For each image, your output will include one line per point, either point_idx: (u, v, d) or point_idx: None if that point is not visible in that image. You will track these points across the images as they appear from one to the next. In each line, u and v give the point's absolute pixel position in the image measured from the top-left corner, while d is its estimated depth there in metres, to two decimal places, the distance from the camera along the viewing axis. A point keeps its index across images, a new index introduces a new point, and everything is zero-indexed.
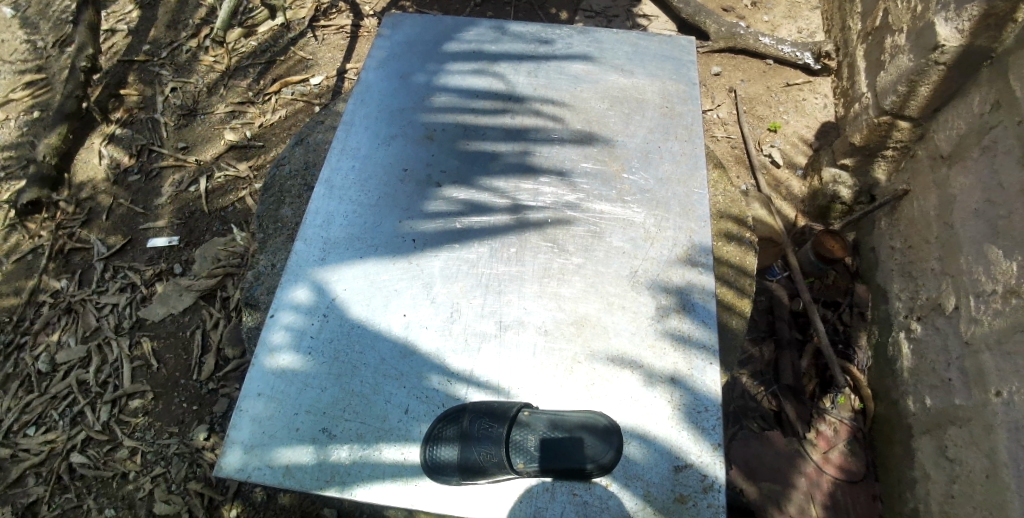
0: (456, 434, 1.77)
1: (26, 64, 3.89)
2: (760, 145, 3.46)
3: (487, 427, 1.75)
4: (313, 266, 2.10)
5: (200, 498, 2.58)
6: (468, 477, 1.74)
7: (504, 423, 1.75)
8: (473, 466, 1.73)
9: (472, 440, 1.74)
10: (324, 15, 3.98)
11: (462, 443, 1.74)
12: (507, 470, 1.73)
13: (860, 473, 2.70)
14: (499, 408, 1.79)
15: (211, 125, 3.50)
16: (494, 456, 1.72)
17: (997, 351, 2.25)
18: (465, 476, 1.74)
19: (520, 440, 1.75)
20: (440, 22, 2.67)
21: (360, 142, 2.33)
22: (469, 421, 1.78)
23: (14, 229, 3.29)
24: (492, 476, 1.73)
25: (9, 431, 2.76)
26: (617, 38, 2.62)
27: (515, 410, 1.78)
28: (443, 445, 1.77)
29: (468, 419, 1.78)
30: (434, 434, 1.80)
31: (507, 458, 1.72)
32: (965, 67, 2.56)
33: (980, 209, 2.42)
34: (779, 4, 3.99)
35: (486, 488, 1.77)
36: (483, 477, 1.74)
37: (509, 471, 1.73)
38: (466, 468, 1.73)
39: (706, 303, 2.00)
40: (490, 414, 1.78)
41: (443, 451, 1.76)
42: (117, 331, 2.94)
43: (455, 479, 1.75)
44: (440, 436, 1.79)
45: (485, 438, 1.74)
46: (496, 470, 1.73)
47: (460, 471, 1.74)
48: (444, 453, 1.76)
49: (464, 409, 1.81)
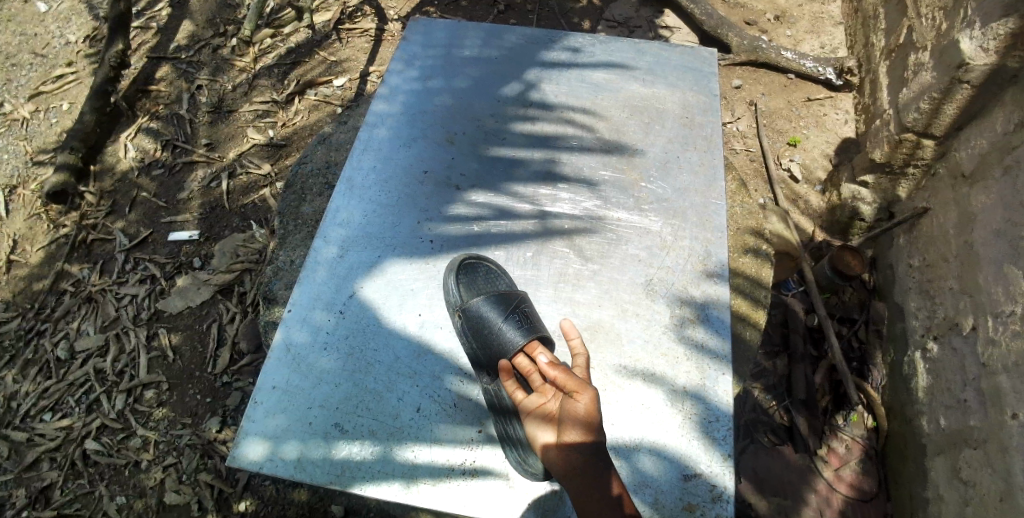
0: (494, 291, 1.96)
1: (59, 58, 3.97)
2: (778, 159, 3.45)
3: (521, 322, 1.85)
4: (332, 263, 2.13)
5: (210, 489, 2.61)
6: (463, 311, 1.91)
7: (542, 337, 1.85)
8: (478, 309, 1.89)
9: (507, 300, 1.90)
10: (349, 18, 4.03)
11: (492, 298, 1.89)
12: (501, 337, 1.83)
13: (872, 491, 2.68)
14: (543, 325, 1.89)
15: (234, 122, 3.55)
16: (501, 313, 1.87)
17: (1015, 373, 2.22)
18: (464, 309, 1.91)
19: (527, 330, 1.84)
20: (464, 26, 2.70)
21: (383, 142, 2.36)
22: (513, 295, 1.91)
23: (39, 218, 3.35)
24: (479, 324, 1.88)
25: (26, 415, 2.81)
26: (638, 47, 2.64)
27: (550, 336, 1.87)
28: (477, 285, 1.98)
29: (514, 300, 1.90)
30: (467, 268, 2.01)
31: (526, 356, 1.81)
32: (991, 85, 2.54)
33: (1001, 229, 2.40)
34: (802, 20, 3.97)
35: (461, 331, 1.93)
36: (474, 316, 1.89)
37: (499, 339, 1.84)
38: (471, 304, 1.91)
39: (720, 313, 2.00)
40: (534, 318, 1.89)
41: (472, 287, 1.98)
42: (135, 322, 2.98)
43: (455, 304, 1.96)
44: (477, 282, 1.98)
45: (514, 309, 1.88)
46: (494, 328, 1.85)
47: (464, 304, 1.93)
48: (471, 291, 1.97)
49: (515, 293, 1.93)
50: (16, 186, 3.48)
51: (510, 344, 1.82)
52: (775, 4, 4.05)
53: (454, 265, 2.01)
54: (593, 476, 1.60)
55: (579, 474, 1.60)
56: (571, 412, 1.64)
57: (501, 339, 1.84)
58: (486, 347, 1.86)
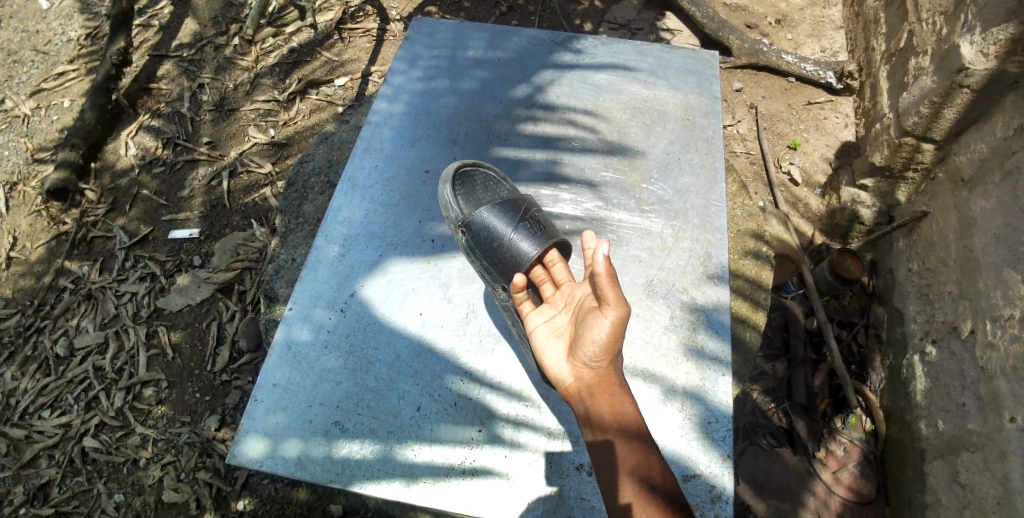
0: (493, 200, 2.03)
1: (60, 56, 3.97)
2: (779, 163, 3.46)
3: (524, 234, 1.93)
4: (333, 261, 2.13)
5: (209, 488, 2.61)
6: (466, 226, 1.97)
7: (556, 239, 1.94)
8: (481, 222, 1.95)
9: (507, 211, 1.97)
10: (351, 18, 4.03)
11: (494, 213, 1.96)
12: (509, 247, 1.92)
13: (870, 495, 2.69)
14: (556, 230, 1.99)
15: (236, 121, 3.56)
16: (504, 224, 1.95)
17: (1013, 377, 2.23)
18: (466, 225, 1.97)
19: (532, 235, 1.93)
20: (466, 26, 2.70)
21: (385, 142, 2.37)
22: (517, 200, 1.99)
23: (40, 216, 3.35)
24: (483, 238, 1.95)
25: (25, 412, 2.81)
26: (640, 48, 2.64)
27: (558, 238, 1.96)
28: (474, 193, 2.03)
29: (515, 210, 1.97)
30: (463, 179, 2.04)
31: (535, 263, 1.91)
32: (991, 90, 2.55)
33: (1000, 234, 2.41)
34: (803, 23, 3.98)
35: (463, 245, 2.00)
36: (478, 229, 1.96)
37: (504, 248, 1.92)
38: (473, 218, 1.96)
39: (720, 314, 2.01)
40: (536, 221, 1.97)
41: (469, 197, 2.02)
42: (134, 319, 2.98)
43: (453, 220, 2.00)
44: (474, 190, 2.03)
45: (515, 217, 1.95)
46: (499, 239, 1.93)
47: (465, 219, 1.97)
48: (470, 201, 2.02)
49: (512, 201, 1.99)
50: (17, 183, 3.48)
51: (523, 251, 1.91)
52: (776, 7, 4.06)
53: (449, 175, 2.03)
54: (608, 410, 1.67)
55: (595, 400, 1.69)
56: (597, 326, 1.71)
57: (510, 250, 1.92)
58: (491, 258, 1.93)
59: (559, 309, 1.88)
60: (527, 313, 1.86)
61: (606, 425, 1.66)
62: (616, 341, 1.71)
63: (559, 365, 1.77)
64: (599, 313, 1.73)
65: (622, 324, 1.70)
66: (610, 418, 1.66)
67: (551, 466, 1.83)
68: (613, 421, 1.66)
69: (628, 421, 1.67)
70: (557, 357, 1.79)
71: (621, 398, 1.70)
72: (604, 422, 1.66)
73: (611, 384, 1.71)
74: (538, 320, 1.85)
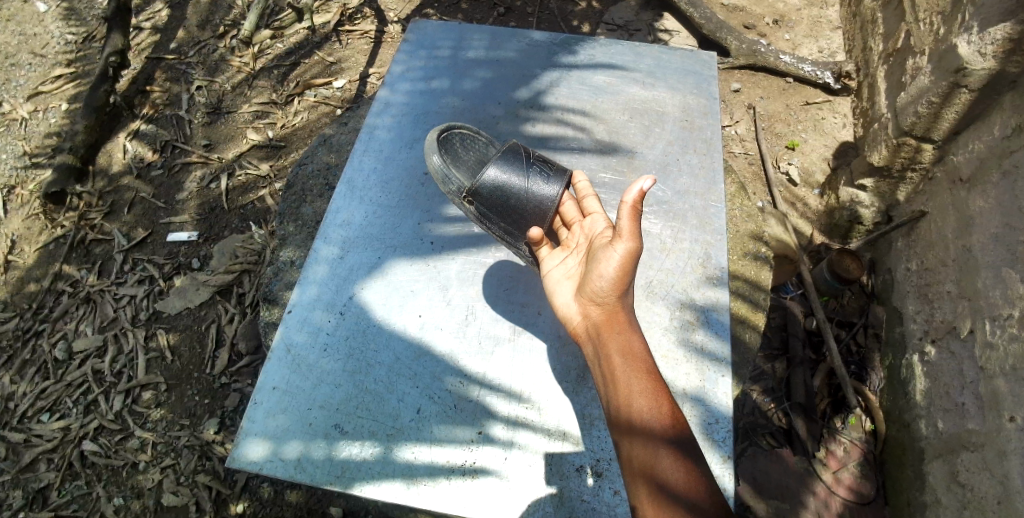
0: (478, 157, 2.03)
1: (57, 58, 3.96)
2: (777, 163, 3.47)
3: (535, 181, 1.93)
4: (333, 263, 2.13)
5: (208, 491, 2.61)
6: (473, 194, 1.91)
7: (566, 176, 1.97)
8: (489, 183, 1.91)
9: (508, 157, 1.95)
10: (349, 20, 4.03)
11: (501, 166, 1.92)
12: (523, 198, 1.91)
13: (871, 495, 2.69)
14: (559, 167, 2.00)
15: (234, 123, 3.55)
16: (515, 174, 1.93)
17: (1012, 377, 2.23)
18: (474, 191, 1.91)
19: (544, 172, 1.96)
20: (464, 28, 2.70)
21: (384, 144, 2.37)
22: (509, 147, 1.98)
23: (38, 219, 3.34)
24: (495, 199, 1.91)
25: (24, 416, 2.80)
26: (639, 50, 2.64)
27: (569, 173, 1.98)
28: (460, 158, 2.01)
29: (516, 158, 1.95)
30: (446, 145, 2.00)
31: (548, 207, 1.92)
32: (990, 90, 2.55)
33: (998, 234, 2.41)
34: (800, 24, 3.99)
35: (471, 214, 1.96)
36: (487, 193, 1.91)
37: (519, 200, 1.91)
38: (473, 183, 1.92)
39: (720, 315, 2.01)
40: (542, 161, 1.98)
41: (456, 163, 1.99)
42: (133, 322, 2.97)
43: (452, 192, 1.95)
44: (458, 154, 2.01)
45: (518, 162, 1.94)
46: (512, 194, 1.91)
47: (467, 189, 1.92)
48: (459, 167, 1.99)
49: (509, 149, 1.97)
50: (14, 186, 3.47)
51: (536, 199, 1.92)
52: (774, 8, 4.06)
53: (432, 147, 1.97)
54: (617, 350, 1.68)
55: (603, 338, 1.72)
56: (607, 260, 1.75)
57: (522, 202, 1.91)
58: (509, 215, 1.92)
59: (570, 249, 1.92)
60: (543, 257, 1.92)
61: (614, 368, 1.67)
62: (626, 275, 1.74)
63: (569, 303, 1.82)
64: (609, 247, 1.77)
65: (633, 257, 1.74)
66: (618, 359, 1.67)
67: (551, 468, 1.83)
68: (621, 363, 1.67)
69: (636, 364, 1.66)
70: (569, 295, 1.83)
71: (629, 336, 1.71)
72: (613, 366, 1.67)
73: (619, 321, 1.73)
74: (551, 263, 1.90)
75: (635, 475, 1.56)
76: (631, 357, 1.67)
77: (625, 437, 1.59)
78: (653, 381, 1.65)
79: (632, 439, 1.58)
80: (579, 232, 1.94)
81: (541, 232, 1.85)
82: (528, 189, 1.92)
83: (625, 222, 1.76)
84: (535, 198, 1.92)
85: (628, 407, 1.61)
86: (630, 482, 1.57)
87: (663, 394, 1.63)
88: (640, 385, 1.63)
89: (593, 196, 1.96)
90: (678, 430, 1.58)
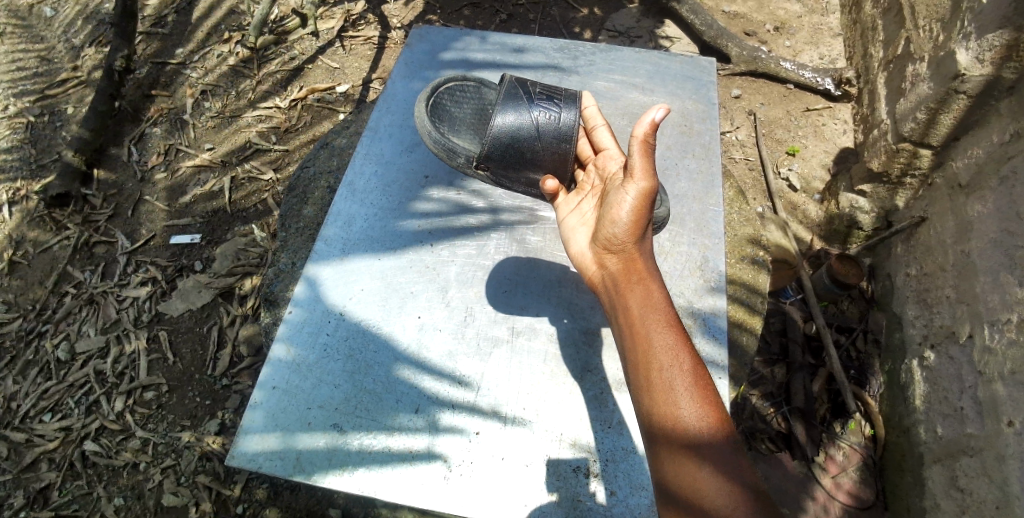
0: (475, 111, 2.11)
1: (64, 63, 4.00)
2: (777, 169, 3.48)
3: (542, 122, 1.95)
4: (333, 264, 2.15)
5: (208, 491, 2.62)
6: (484, 163, 1.96)
7: (576, 103, 2.00)
8: (495, 145, 1.94)
9: (509, 103, 1.97)
10: (353, 26, 4.07)
11: (504, 118, 1.95)
12: (533, 146, 1.95)
13: (870, 499, 2.69)
14: (562, 95, 2.01)
15: (238, 127, 3.58)
16: (522, 122, 1.95)
17: (1011, 382, 2.24)
18: (484, 161, 1.96)
19: (548, 105, 1.98)
20: (466, 35, 2.72)
21: (385, 148, 2.39)
22: (506, 88, 1.99)
23: (42, 220, 3.36)
24: (508, 157, 1.96)
25: (26, 416, 2.82)
26: (639, 56, 2.66)
27: (575, 98, 2.01)
28: (456, 118, 2.09)
29: (516, 102, 1.97)
30: (436, 113, 2.04)
31: (562, 146, 1.95)
32: (987, 97, 2.57)
33: (997, 239, 2.41)
34: (801, 30, 4.01)
35: (484, 178, 2.03)
36: (496, 154, 1.95)
37: (532, 149, 1.95)
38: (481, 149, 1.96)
39: (716, 318, 2.03)
40: (543, 95, 2.00)
41: (455, 131, 2.06)
42: (135, 324, 2.99)
43: (462, 164, 1.99)
44: (453, 119, 2.07)
45: (519, 106, 1.96)
46: (521, 145, 1.95)
47: (477, 157, 1.96)
48: (459, 132, 2.07)
49: (505, 93, 1.99)
50: (19, 188, 3.50)
51: (547, 142, 1.95)
52: (775, 15, 4.09)
53: (424, 122, 1.98)
54: (634, 301, 1.67)
55: (619, 287, 1.72)
56: (621, 203, 1.75)
57: (535, 151, 1.95)
58: (528, 164, 1.97)
59: (585, 193, 1.95)
60: (560, 204, 1.95)
61: (632, 318, 1.66)
62: (641, 217, 1.73)
63: (585, 250, 1.84)
64: (622, 189, 1.76)
65: (648, 196, 1.73)
66: (637, 310, 1.66)
67: (550, 469, 1.84)
68: (639, 314, 1.65)
69: (655, 315, 1.64)
70: (585, 240, 1.85)
71: (647, 286, 1.70)
72: (632, 318, 1.66)
73: (636, 269, 1.72)
74: (567, 209, 1.93)
75: (654, 430, 1.54)
76: (650, 308, 1.65)
77: (644, 391, 1.58)
78: (673, 334, 1.62)
79: (652, 394, 1.57)
80: (593, 173, 1.98)
81: (557, 184, 1.92)
82: (539, 133, 1.95)
83: (636, 159, 1.74)
84: (548, 140, 1.95)
85: (648, 362, 1.59)
86: (649, 437, 1.55)
87: (684, 347, 1.61)
88: (660, 339, 1.61)
89: (603, 126, 2.02)
90: (700, 388, 1.56)
